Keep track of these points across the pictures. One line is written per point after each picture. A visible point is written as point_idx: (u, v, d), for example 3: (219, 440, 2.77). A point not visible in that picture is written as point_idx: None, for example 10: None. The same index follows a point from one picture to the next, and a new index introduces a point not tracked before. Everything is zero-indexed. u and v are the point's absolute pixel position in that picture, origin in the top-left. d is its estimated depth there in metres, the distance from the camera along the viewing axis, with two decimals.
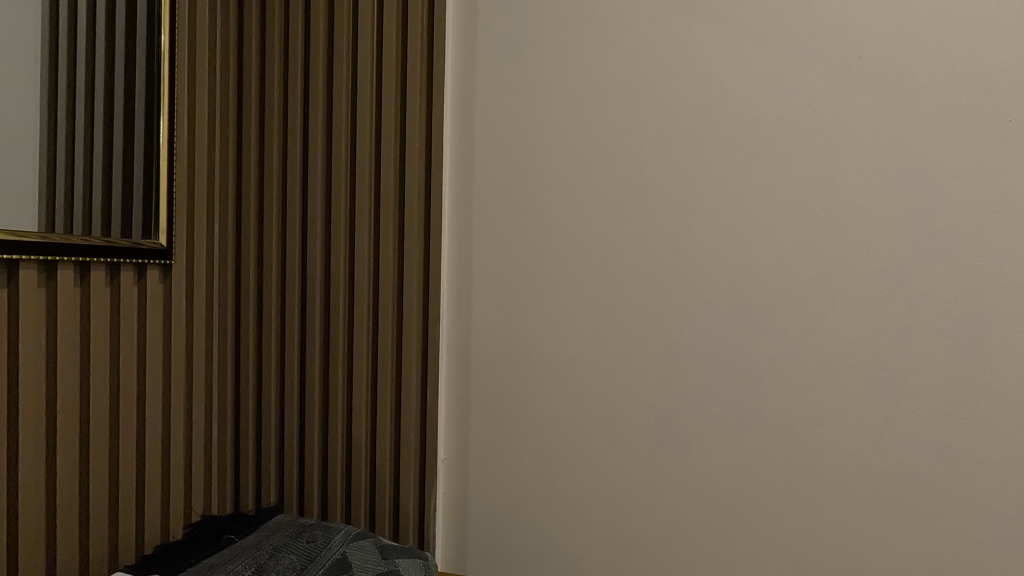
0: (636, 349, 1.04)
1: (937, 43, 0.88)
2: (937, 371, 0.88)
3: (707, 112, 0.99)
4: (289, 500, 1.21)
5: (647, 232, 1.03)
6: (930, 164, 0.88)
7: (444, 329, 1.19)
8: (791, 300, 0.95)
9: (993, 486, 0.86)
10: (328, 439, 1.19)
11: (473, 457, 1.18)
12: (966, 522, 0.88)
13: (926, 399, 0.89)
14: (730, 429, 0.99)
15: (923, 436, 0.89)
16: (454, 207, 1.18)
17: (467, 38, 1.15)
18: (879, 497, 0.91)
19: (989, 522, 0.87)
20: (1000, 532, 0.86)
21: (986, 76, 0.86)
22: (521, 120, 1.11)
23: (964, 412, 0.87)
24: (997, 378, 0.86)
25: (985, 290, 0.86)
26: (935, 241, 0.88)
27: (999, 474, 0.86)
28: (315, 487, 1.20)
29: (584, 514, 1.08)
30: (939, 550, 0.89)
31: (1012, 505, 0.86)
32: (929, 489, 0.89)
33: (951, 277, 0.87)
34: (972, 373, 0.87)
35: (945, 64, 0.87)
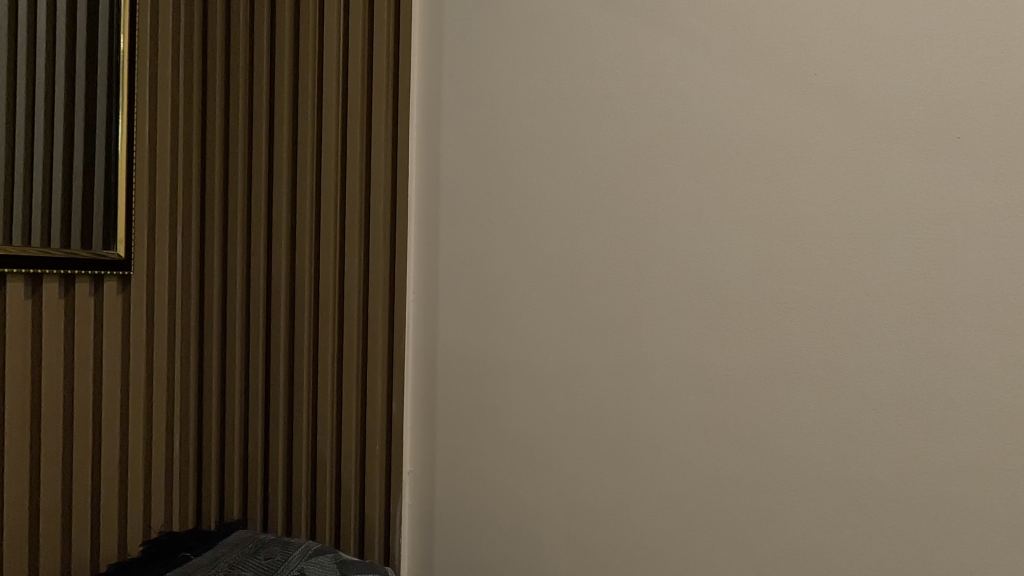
0: (595, 356, 1.05)
1: (889, 56, 0.89)
2: (907, 380, 0.88)
3: (664, 125, 1.01)
4: (253, 514, 1.19)
5: (606, 241, 1.04)
6: (882, 173, 0.90)
7: (409, 339, 1.19)
8: (746, 307, 0.96)
9: (969, 497, 0.85)
10: (293, 452, 1.18)
11: (438, 468, 1.17)
12: (939, 531, 0.87)
13: (896, 407, 0.89)
14: (686, 435, 1.00)
15: (893, 444, 0.89)
16: (419, 220, 1.18)
17: (434, 52, 1.16)
18: (847, 504, 0.91)
19: (963, 532, 0.86)
20: (976, 544, 0.85)
21: (936, 86, 0.87)
22: (485, 133, 1.12)
23: (936, 421, 0.87)
24: (971, 387, 0.85)
25: (960, 298, 0.86)
26: (905, 249, 0.88)
27: (975, 483, 0.85)
28: (279, 502, 1.18)
29: (545, 521, 1.09)
30: (910, 558, 0.88)
31: (988, 515, 0.85)
32: (898, 496, 0.89)
33: (922, 286, 0.87)
34: (947, 382, 0.86)
35: (896, 77, 0.89)
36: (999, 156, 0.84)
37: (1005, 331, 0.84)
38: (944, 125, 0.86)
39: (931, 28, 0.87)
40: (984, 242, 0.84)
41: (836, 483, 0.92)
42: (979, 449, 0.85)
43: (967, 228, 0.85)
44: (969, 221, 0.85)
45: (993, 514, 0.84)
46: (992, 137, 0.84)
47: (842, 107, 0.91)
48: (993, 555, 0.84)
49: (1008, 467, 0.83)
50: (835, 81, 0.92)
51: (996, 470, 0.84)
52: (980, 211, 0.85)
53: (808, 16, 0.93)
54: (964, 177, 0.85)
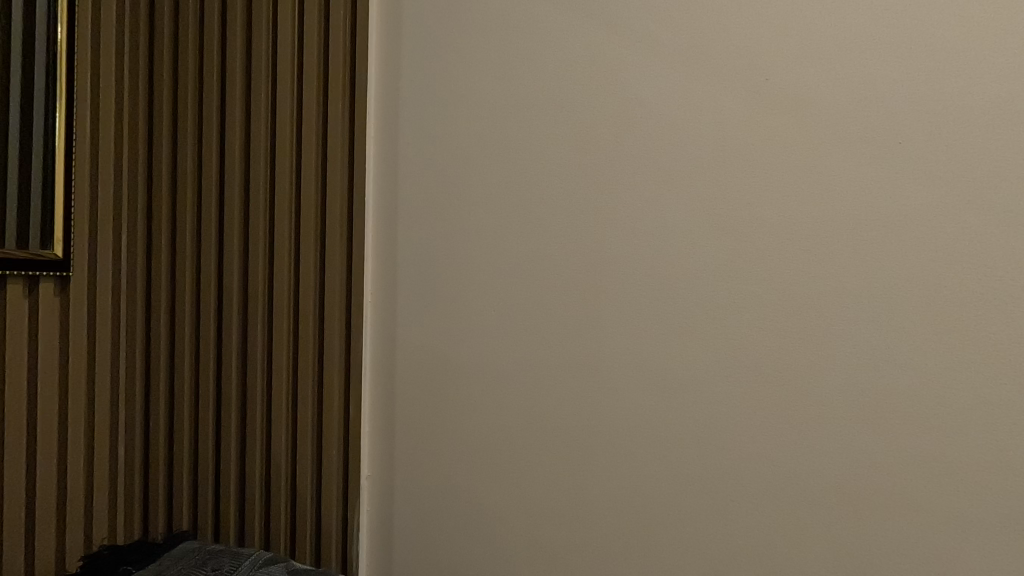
0: (550, 354, 1.04)
1: (831, 42, 0.85)
2: (873, 385, 0.83)
3: (614, 120, 1.00)
4: (203, 524, 1.15)
5: (560, 237, 1.04)
6: (827, 162, 0.86)
7: (367, 341, 1.16)
8: (696, 303, 0.94)
9: (942, 508, 0.80)
10: (246, 458, 1.14)
11: (397, 472, 1.15)
12: (910, 543, 0.82)
13: (860, 414, 0.84)
14: (640, 433, 0.98)
15: (858, 453, 0.84)
16: (376, 218, 1.16)
17: (391, 47, 1.14)
18: (811, 513, 0.87)
19: (932, 541, 0.81)
20: (950, 557, 0.80)
21: (880, 70, 0.83)
22: (442, 130, 1.11)
23: (905, 427, 0.82)
24: (942, 391, 0.80)
25: (930, 297, 0.80)
26: (869, 247, 0.83)
27: (940, 489, 0.80)
28: (231, 510, 1.14)
29: (504, 522, 1.07)
30: (880, 572, 0.83)
31: (962, 527, 0.79)
32: (865, 506, 0.84)
33: (888, 285, 0.82)
34: (904, 380, 0.82)
35: (838, 63, 0.85)
36: (968, 145, 0.79)
37: (978, 332, 0.78)
38: (890, 111, 0.82)
39: (890, 15, 0.82)
40: (954, 237, 0.79)
41: (799, 492, 0.87)
42: (950, 457, 0.80)
43: (936, 223, 0.80)
44: (938, 215, 0.80)
45: (967, 526, 0.79)
46: (948, 119, 0.79)
47: (799, 101, 0.87)
48: (968, 569, 0.79)
49: (983, 477, 0.78)
50: (781, 69, 0.88)
51: (970, 479, 0.79)
52: (950, 205, 0.79)
53: (751, 5, 0.90)
54: (931, 168, 0.80)
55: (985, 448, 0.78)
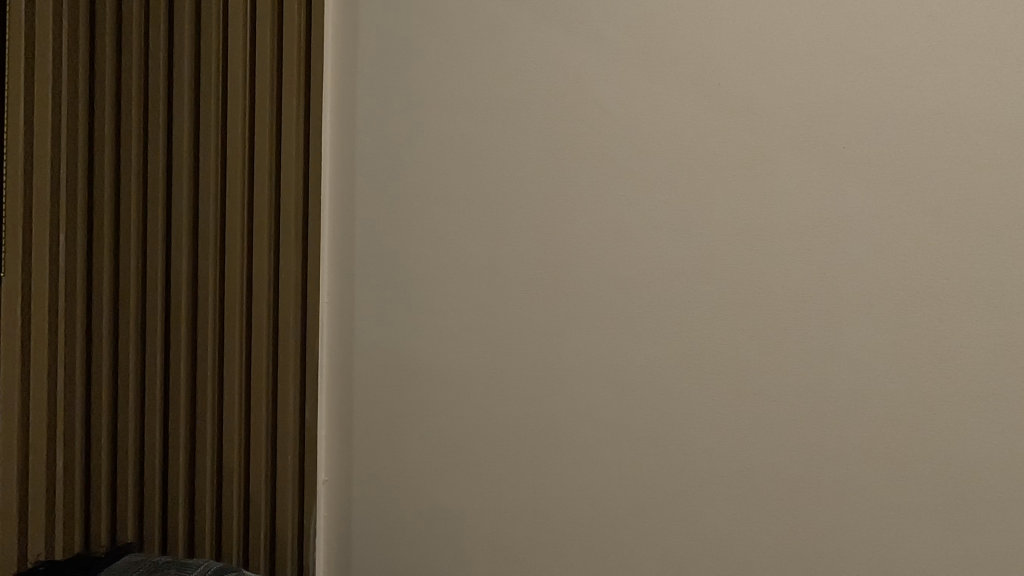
0: (509, 355, 1.03)
1: (780, 55, 0.90)
2: (823, 381, 0.88)
3: (572, 120, 1.00)
4: (150, 536, 1.10)
5: (519, 236, 1.03)
6: (777, 169, 0.90)
7: (324, 344, 1.13)
8: (655, 303, 0.95)
9: (886, 494, 0.86)
10: (196, 467, 1.10)
11: (355, 476, 1.12)
12: (858, 529, 0.87)
13: (812, 408, 0.89)
14: (600, 432, 0.98)
15: (805, 445, 0.89)
16: (332, 216, 1.13)
17: (348, 41, 1.12)
18: (768, 505, 0.91)
19: (870, 523, 0.87)
20: (893, 539, 0.86)
21: (825, 84, 0.88)
22: (401, 128, 1.09)
23: (853, 420, 0.87)
24: (885, 385, 0.86)
25: (873, 297, 0.86)
26: (819, 251, 0.88)
27: (878, 475, 0.86)
28: (179, 522, 1.09)
29: (466, 524, 1.06)
30: (831, 558, 0.88)
31: (904, 512, 0.85)
32: (812, 495, 0.89)
33: (837, 286, 0.88)
34: (847, 375, 0.87)
35: (786, 75, 0.90)
36: (907, 156, 0.85)
37: (915, 330, 0.85)
38: (836, 122, 0.87)
39: (839, 31, 0.87)
40: (895, 242, 0.85)
41: (756, 485, 0.91)
42: (892, 446, 0.86)
43: (875, 228, 0.86)
44: (881, 221, 0.86)
45: (908, 509, 0.85)
46: (884, 132, 0.86)
47: (754, 110, 0.91)
48: (905, 551, 0.86)
49: (922, 463, 0.85)
50: (734, 78, 0.92)
51: (902, 466, 0.85)
52: (891, 212, 0.85)
53: (707, 13, 0.93)
54: (875, 177, 0.86)
55: (924, 438, 0.85)
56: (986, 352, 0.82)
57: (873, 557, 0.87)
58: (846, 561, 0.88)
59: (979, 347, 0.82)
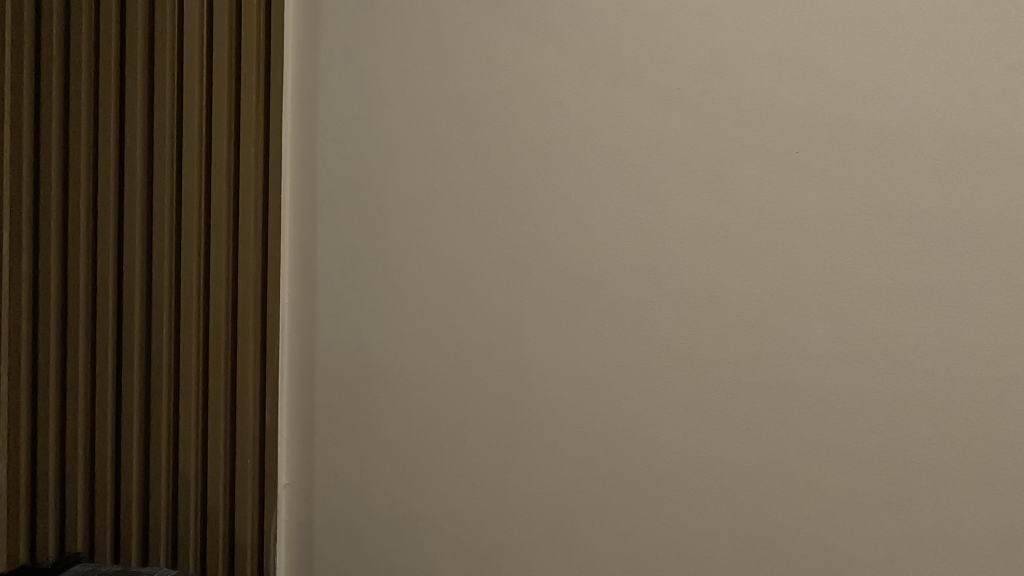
0: (475, 354, 1.03)
1: (737, 60, 0.93)
2: (776, 376, 0.92)
3: (537, 121, 1.01)
4: (102, 543, 1.07)
5: (485, 236, 1.03)
6: (735, 171, 0.93)
7: (284, 346, 1.12)
8: (618, 302, 0.98)
9: (838, 486, 0.90)
10: (150, 470, 1.08)
11: (317, 478, 1.11)
12: (812, 519, 0.91)
13: (766, 402, 0.93)
14: (566, 430, 0.99)
15: (762, 436, 0.93)
16: (295, 215, 1.12)
17: (310, 37, 1.10)
18: (726, 499, 0.94)
19: (823, 509, 0.91)
20: (841, 524, 0.91)
21: (779, 90, 0.92)
22: (365, 126, 1.08)
23: (805, 414, 0.91)
24: (836, 383, 0.90)
25: (825, 298, 0.90)
26: (774, 254, 0.92)
27: (829, 462, 0.91)
28: (133, 527, 1.07)
29: (431, 524, 1.05)
30: (787, 548, 0.92)
31: (852, 498, 0.90)
32: (767, 484, 0.93)
33: (790, 288, 0.92)
34: (801, 368, 0.91)
35: (743, 80, 0.93)
36: (855, 164, 0.89)
37: (863, 325, 0.89)
38: (790, 126, 0.91)
39: (791, 44, 0.91)
40: (845, 246, 0.90)
41: (716, 477, 0.94)
42: (843, 441, 0.90)
43: (826, 228, 0.90)
44: (831, 226, 0.90)
45: (857, 501, 0.90)
46: (835, 137, 0.90)
47: (712, 117, 0.94)
48: (852, 535, 0.90)
49: (870, 453, 0.89)
50: (694, 83, 0.95)
51: (853, 453, 0.90)
52: (840, 217, 0.90)
53: (667, 20, 0.96)
54: (825, 184, 0.90)
55: (871, 433, 0.89)
56: (926, 347, 0.87)
57: (825, 541, 0.91)
58: (800, 546, 0.92)
59: (923, 346, 0.87)
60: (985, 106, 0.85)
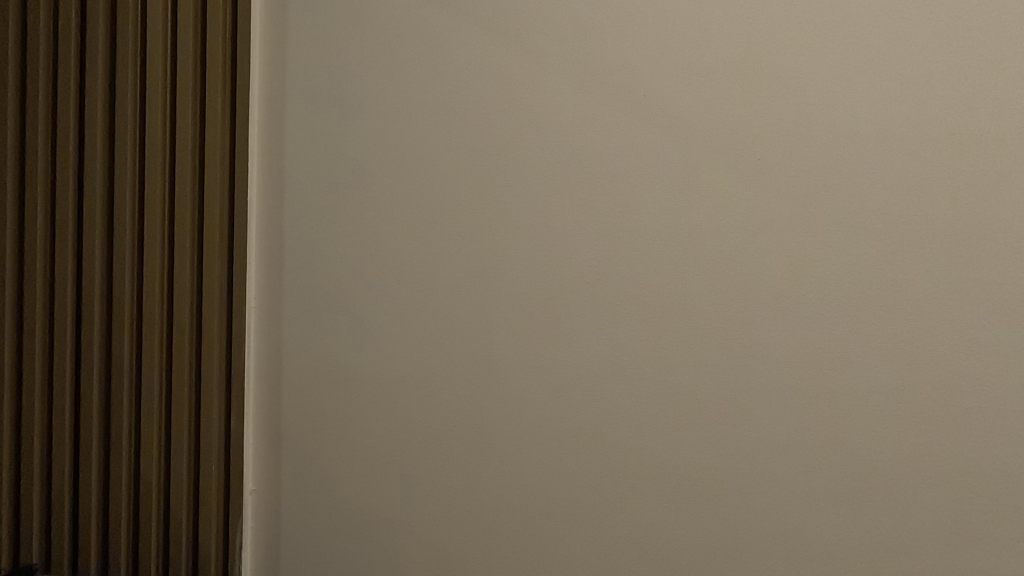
0: (442, 357, 1.03)
1: (699, 64, 0.94)
2: (740, 379, 0.92)
3: (503, 125, 1.01)
4: (62, 535, 1.10)
5: (451, 239, 1.03)
6: (699, 174, 0.94)
7: (251, 350, 1.11)
8: (584, 305, 0.98)
9: (804, 487, 0.90)
10: (111, 466, 1.10)
11: (284, 482, 1.10)
12: (780, 521, 0.91)
13: (730, 405, 0.92)
14: (533, 432, 1.00)
15: (727, 439, 0.93)
16: (261, 217, 1.11)
17: (276, 40, 1.10)
18: (694, 500, 0.94)
19: (788, 511, 0.91)
20: (807, 526, 0.90)
21: (742, 93, 0.92)
22: (331, 130, 1.08)
23: (770, 416, 0.91)
24: (800, 383, 0.90)
25: (790, 299, 0.91)
26: (739, 255, 0.92)
27: (793, 464, 0.91)
28: (93, 521, 1.10)
29: (398, 527, 1.05)
30: (755, 550, 0.92)
31: (816, 500, 0.90)
32: (732, 486, 0.93)
33: (755, 289, 0.92)
34: (765, 370, 0.91)
35: (706, 85, 0.93)
36: (819, 165, 0.89)
37: (825, 326, 0.89)
38: (754, 130, 0.92)
39: (754, 47, 0.92)
40: (809, 246, 0.90)
41: (682, 479, 0.94)
42: (808, 441, 0.90)
43: (789, 231, 0.91)
44: (796, 227, 0.90)
45: (825, 502, 0.90)
46: (798, 140, 0.90)
47: (676, 119, 0.94)
48: (818, 537, 0.90)
49: (833, 456, 0.89)
50: (658, 86, 0.95)
51: (817, 455, 0.90)
52: (804, 218, 0.90)
53: (630, 24, 0.96)
54: (789, 186, 0.90)
55: (837, 434, 0.89)
56: (886, 348, 0.87)
57: (792, 544, 0.91)
58: (766, 549, 0.91)
59: (884, 345, 0.87)
60: (946, 107, 0.85)
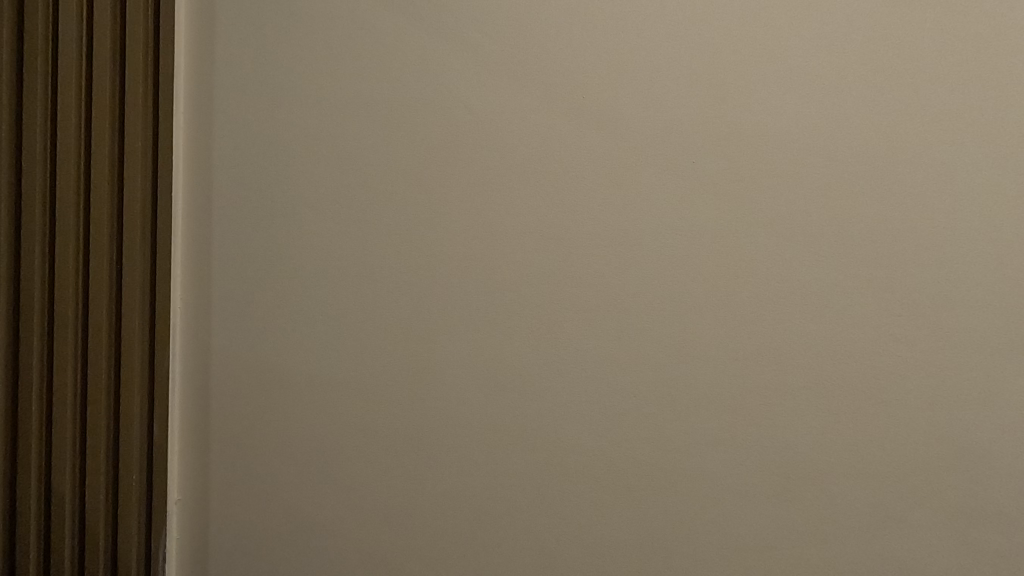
0: (381, 361, 1.01)
1: (633, 70, 0.95)
2: (677, 379, 0.94)
3: (442, 126, 1.00)
4: None
5: (391, 240, 1.01)
6: (636, 178, 0.95)
7: (177, 353, 1.07)
8: (525, 307, 0.97)
9: (739, 484, 0.92)
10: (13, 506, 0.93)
11: (213, 493, 1.06)
12: (717, 518, 0.93)
13: (669, 405, 0.94)
14: (475, 435, 0.99)
15: (664, 439, 0.94)
16: (187, 219, 1.07)
17: (204, 33, 1.06)
18: (634, 500, 0.95)
19: (727, 508, 0.92)
20: (744, 522, 0.92)
21: (675, 99, 0.94)
22: (263, 128, 1.04)
23: (707, 416, 0.93)
24: (735, 383, 0.92)
25: (726, 300, 0.92)
26: (677, 258, 0.94)
27: (730, 461, 0.92)
28: None
29: (336, 534, 1.02)
30: (695, 546, 0.93)
31: (749, 496, 0.92)
32: (672, 484, 0.94)
33: (692, 292, 0.93)
34: (702, 370, 0.93)
35: (640, 90, 0.95)
36: (749, 173, 0.92)
37: (758, 328, 0.92)
38: (689, 137, 0.93)
39: (692, 53, 0.93)
40: (743, 251, 0.92)
41: (624, 479, 0.95)
42: (744, 440, 0.92)
43: (723, 235, 0.93)
44: (729, 230, 0.92)
45: (759, 497, 0.92)
46: (730, 147, 0.92)
47: (617, 124, 0.95)
48: (754, 531, 0.92)
49: (767, 453, 0.92)
50: (594, 91, 0.96)
51: (751, 453, 0.92)
52: (734, 221, 0.92)
53: (566, 29, 0.97)
54: (724, 189, 0.93)
55: (770, 432, 0.91)
56: (813, 350, 0.91)
57: (732, 540, 0.92)
58: (705, 544, 0.93)
59: (811, 346, 0.91)
60: (871, 116, 0.89)
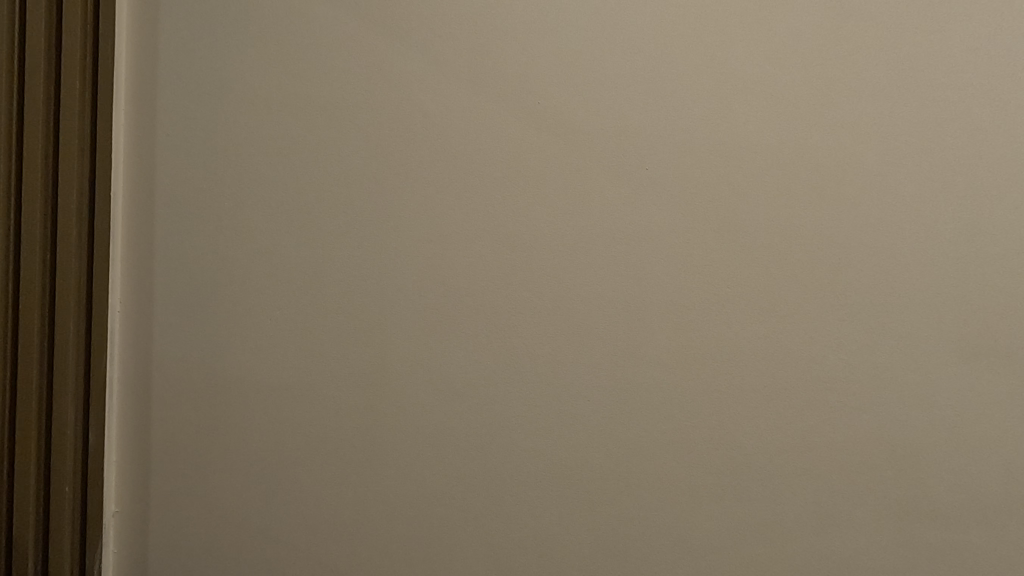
0: (333, 365, 0.99)
1: (591, 78, 0.96)
2: (631, 382, 0.95)
3: (398, 128, 0.99)
4: None
5: (344, 242, 0.99)
6: (591, 184, 0.96)
7: (114, 355, 1.03)
8: (481, 311, 0.97)
9: (689, 484, 0.93)
10: None
11: (153, 500, 1.02)
12: (667, 519, 0.94)
13: (622, 408, 0.95)
14: (428, 439, 0.98)
15: (616, 441, 0.95)
16: (127, 216, 1.04)
17: (146, 30, 1.03)
18: (587, 500, 0.95)
19: (678, 509, 0.93)
20: (693, 521, 0.93)
21: (628, 108, 0.95)
22: (210, 126, 1.02)
23: (658, 418, 0.94)
24: (685, 387, 0.94)
25: (675, 304, 0.94)
26: (630, 262, 0.95)
27: (681, 464, 0.94)
28: None
29: (283, 540, 1.00)
30: (645, 546, 0.94)
31: (697, 496, 0.93)
32: (624, 486, 0.95)
33: (645, 296, 0.95)
34: (655, 374, 0.94)
35: (597, 98, 0.96)
36: (702, 183, 0.94)
37: (707, 333, 0.94)
38: (641, 145, 0.95)
39: (647, 63, 0.95)
40: (693, 257, 0.94)
41: (577, 481, 0.95)
42: (696, 442, 0.94)
43: (679, 242, 0.94)
44: (679, 237, 0.94)
45: (707, 497, 0.93)
46: (682, 157, 0.94)
47: (573, 131, 0.96)
48: (703, 530, 0.93)
49: (715, 454, 0.93)
50: (551, 97, 0.96)
51: (702, 454, 0.94)
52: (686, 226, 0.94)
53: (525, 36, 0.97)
54: (678, 197, 0.94)
55: (719, 432, 0.93)
56: (762, 354, 0.93)
57: (682, 539, 0.93)
58: (655, 544, 0.94)
59: (760, 350, 0.93)
60: (821, 129, 0.92)
